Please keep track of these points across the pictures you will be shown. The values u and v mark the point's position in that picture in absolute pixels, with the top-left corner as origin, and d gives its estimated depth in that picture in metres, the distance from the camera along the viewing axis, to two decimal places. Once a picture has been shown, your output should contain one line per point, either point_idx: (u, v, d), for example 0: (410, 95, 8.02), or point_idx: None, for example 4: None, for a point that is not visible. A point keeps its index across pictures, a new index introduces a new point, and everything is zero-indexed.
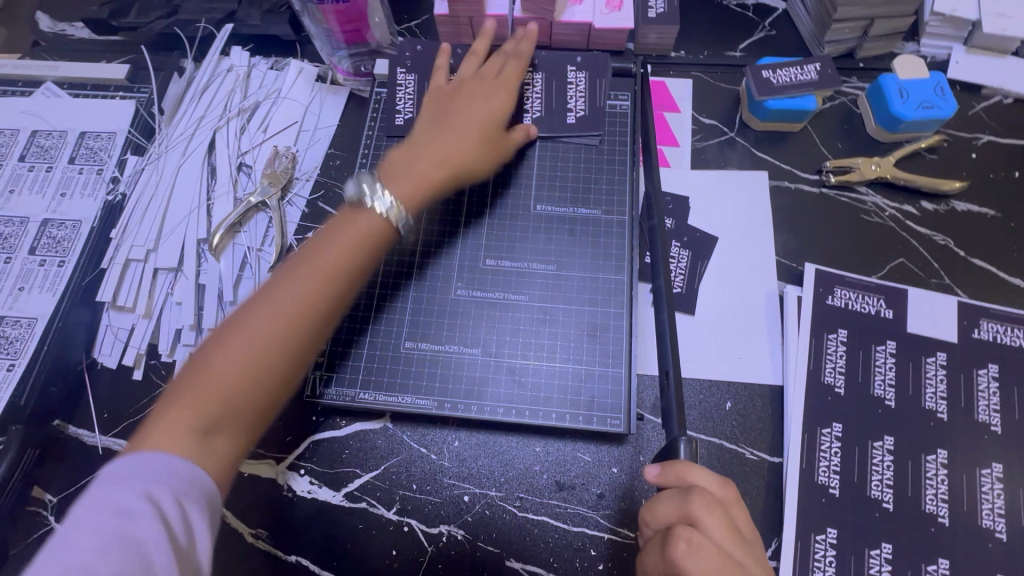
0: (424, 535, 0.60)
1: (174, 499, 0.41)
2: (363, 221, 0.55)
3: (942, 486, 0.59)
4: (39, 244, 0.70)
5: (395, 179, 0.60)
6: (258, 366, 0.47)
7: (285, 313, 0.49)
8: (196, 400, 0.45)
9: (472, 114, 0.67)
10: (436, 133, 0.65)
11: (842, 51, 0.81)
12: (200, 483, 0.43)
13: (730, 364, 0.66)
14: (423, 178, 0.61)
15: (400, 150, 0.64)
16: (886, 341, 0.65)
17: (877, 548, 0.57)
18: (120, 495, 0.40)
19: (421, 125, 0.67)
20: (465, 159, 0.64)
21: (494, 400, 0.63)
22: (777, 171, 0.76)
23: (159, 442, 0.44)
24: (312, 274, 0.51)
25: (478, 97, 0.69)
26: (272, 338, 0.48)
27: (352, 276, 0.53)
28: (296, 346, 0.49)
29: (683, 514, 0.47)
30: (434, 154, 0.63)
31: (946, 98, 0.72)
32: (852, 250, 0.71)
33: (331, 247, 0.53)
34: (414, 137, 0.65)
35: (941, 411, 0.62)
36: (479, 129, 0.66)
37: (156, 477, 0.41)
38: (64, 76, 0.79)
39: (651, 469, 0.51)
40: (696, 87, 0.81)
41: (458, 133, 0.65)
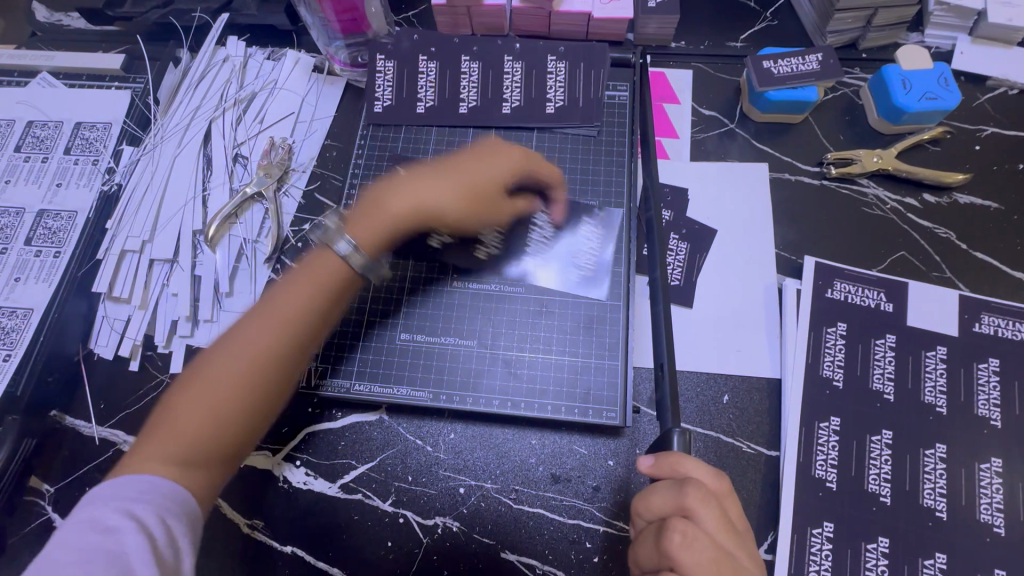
0: (420, 526, 0.60)
1: (155, 516, 0.44)
2: (325, 268, 0.55)
3: (940, 481, 0.59)
4: (34, 235, 0.70)
5: (366, 210, 0.59)
6: (217, 407, 0.49)
7: (247, 363, 0.50)
8: (165, 436, 0.48)
9: (466, 171, 0.61)
10: (426, 173, 0.61)
11: (845, 41, 0.80)
12: (179, 501, 0.46)
13: (728, 357, 0.66)
14: (384, 217, 0.58)
15: (396, 175, 0.62)
16: (885, 334, 0.65)
17: (874, 542, 0.57)
18: (105, 514, 0.43)
19: (415, 166, 0.63)
20: (438, 207, 0.60)
21: (489, 392, 0.63)
22: (777, 163, 0.75)
23: (136, 470, 0.47)
24: (274, 323, 0.52)
25: (488, 153, 0.62)
26: (232, 379, 0.49)
27: (311, 320, 0.53)
28: (256, 386, 0.50)
29: (678, 506, 0.47)
30: (410, 190, 0.59)
31: (949, 88, 0.71)
32: (852, 243, 0.71)
33: (291, 287, 0.53)
34: (416, 166, 0.62)
35: (940, 405, 0.62)
36: (467, 193, 0.61)
37: (138, 497, 0.45)
38: (60, 67, 0.79)
39: (646, 460, 0.50)
40: (696, 78, 0.80)
41: (441, 185, 0.60)
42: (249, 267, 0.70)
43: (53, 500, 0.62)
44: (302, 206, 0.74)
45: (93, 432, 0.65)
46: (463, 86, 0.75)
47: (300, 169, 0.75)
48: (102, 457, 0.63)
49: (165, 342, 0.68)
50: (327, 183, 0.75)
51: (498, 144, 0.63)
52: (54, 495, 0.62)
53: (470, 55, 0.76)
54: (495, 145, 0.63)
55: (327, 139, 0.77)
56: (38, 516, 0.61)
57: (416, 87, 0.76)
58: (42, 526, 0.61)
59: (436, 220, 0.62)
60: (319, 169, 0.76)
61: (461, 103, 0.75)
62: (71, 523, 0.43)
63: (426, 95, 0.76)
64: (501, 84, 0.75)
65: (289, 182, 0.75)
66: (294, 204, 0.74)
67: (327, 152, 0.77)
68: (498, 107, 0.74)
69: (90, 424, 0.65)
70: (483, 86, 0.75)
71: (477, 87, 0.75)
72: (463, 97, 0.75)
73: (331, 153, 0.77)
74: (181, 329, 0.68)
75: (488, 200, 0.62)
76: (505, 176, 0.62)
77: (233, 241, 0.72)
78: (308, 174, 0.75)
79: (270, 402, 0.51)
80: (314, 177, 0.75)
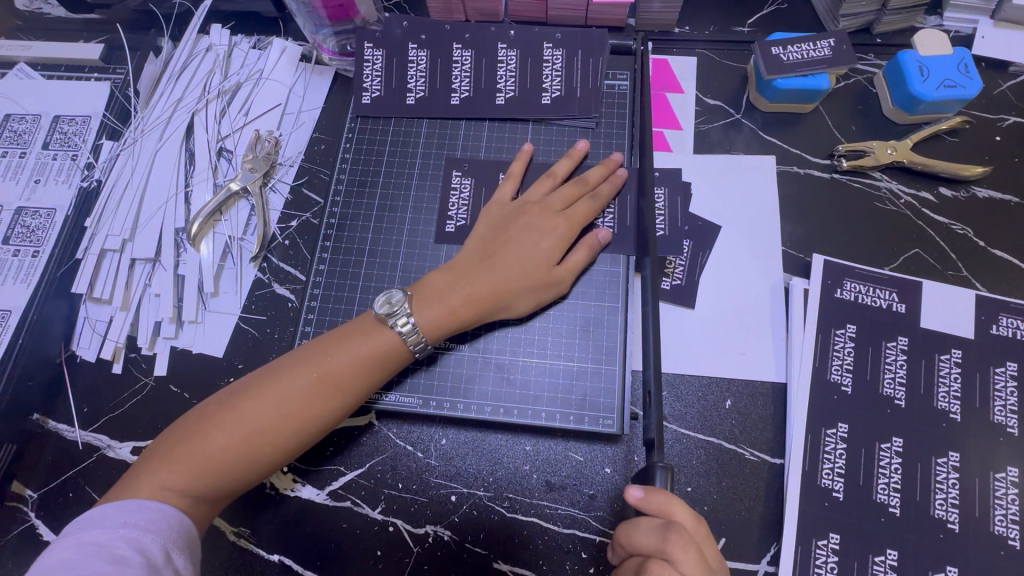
0: (410, 535, 0.58)
1: (162, 549, 0.45)
2: (379, 339, 0.55)
3: (953, 491, 0.56)
4: (12, 233, 0.68)
5: (423, 303, 0.57)
6: (242, 450, 0.50)
7: (282, 413, 0.51)
8: (184, 462, 0.49)
9: (516, 251, 0.60)
10: (476, 264, 0.60)
11: (859, 25, 0.76)
12: (184, 537, 0.47)
13: (731, 360, 0.63)
14: (452, 311, 0.57)
15: (439, 271, 0.60)
16: (897, 337, 0.62)
17: (882, 554, 0.55)
18: (113, 542, 0.44)
19: (468, 250, 0.62)
20: (506, 295, 0.59)
21: (482, 398, 0.61)
22: (785, 155, 0.71)
23: (149, 485, 0.48)
24: (315, 380, 0.53)
25: (533, 226, 0.61)
26: (265, 429, 0.51)
27: (352, 396, 0.54)
28: (284, 441, 0.52)
29: (658, 548, 0.45)
30: (469, 285, 0.58)
31: (970, 76, 0.67)
32: (864, 239, 0.67)
33: (342, 356, 0.54)
34: (454, 260, 0.61)
35: (954, 411, 0.59)
36: (526, 267, 0.60)
37: (147, 528, 0.46)
38: (37, 57, 0.77)
39: (633, 493, 0.47)
40: (700, 65, 0.77)
41: (503, 269, 0.59)
42: (234, 266, 0.68)
43: (34, 505, 0.60)
44: (289, 202, 0.71)
45: (75, 436, 0.63)
46: (455, 76, 0.72)
47: (286, 164, 0.72)
48: (84, 462, 0.62)
49: (148, 344, 0.65)
50: (315, 178, 0.72)
51: (532, 211, 0.63)
52: (36, 501, 0.60)
53: (463, 43, 0.72)
54: (534, 213, 0.62)
55: (315, 132, 0.74)
56: (19, 522, 0.60)
57: (405, 77, 0.72)
58: (22, 532, 0.59)
59: (514, 309, 0.60)
60: (306, 163, 0.73)
61: (453, 94, 0.72)
62: (73, 546, 0.43)
63: (416, 85, 0.72)
64: (494, 73, 0.71)
65: (275, 177, 0.72)
66: (281, 200, 0.71)
67: (314, 145, 0.74)
68: (492, 97, 0.71)
69: (72, 428, 0.63)
70: (476, 76, 0.72)
71: (469, 77, 0.72)
72: (456, 88, 0.72)
73: (319, 147, 0.73)
74: (164, 331, 0.66)
75: (551, 269, 0.61)
76: (557, 244, 0.61)
77: (218, 238, 0.69)
78: (295, 169, 0.72)
79: (291, 455, 0.53)
80: (302, 172, 0.72)
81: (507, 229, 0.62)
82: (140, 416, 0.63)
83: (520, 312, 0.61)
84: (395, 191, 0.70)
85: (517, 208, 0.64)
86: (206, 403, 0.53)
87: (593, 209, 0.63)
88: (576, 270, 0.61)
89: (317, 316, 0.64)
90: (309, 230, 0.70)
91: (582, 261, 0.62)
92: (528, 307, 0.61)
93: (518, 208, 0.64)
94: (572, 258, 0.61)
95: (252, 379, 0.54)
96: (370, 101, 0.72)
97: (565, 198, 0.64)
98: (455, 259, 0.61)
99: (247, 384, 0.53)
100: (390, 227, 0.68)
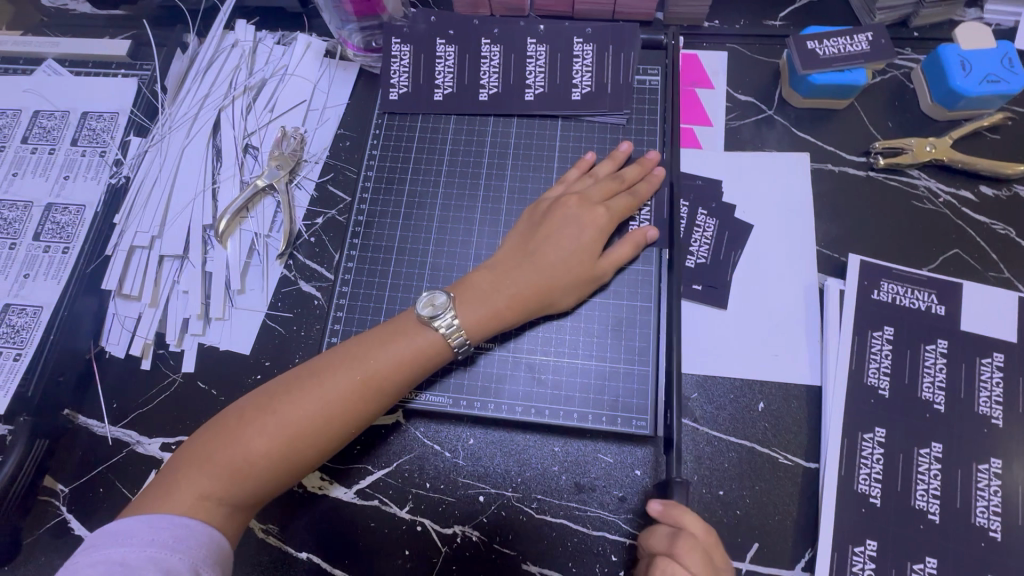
0: (438, 535, 0.58)
1: (191, 568, 0.45)
2: (417, 342, 0.55)
3: (994, 498, 0.55)
4: (42, 230, 0.68)
5: (467, 303, 0.57)
6: (282, 454, 0.50)
7: (321, 418, 0.51)
8: (224, 468, 0.49)
9: (557, 244, 0.59)
10: (519, 263, 0.59)
11: (896, 19, 0.74)
12: (214, 552, 0.47)
13: (764, 362, 0.62)
14: (495, 313, 0.57)
15: (480, 271, 0.60)
16: (937, 340, 0.60)
17: (921, 562, 0.53)
18: (139, 563, 0.43)
19: (507, 249, 0.61)
20: (548, 293, 0.58)
21: (512, 398, 0.60)
22: (820, 153, 0.70)
23: (193, 490, 0.49)
24: (353, 385, 0.52)
25: (572, 218, 0.60)
26: (306, 433, 0.51)
27: (392, 395, 0.54)
28: (323, 444, 0.52)
29: (666, 548, 0.47)
30: (511, 286, 0.58)
31: (1015, 71, 0.65)
32: (901, 239, 0.66)
33: (382, 358, 0.54)
34: (494, 259, 0.61)
35: (995, 416, 0.57)
36: (570, 262, 0.59)
37: (174, 547, 0.45)
38: (65, 53, 0.77)
39: (653, 505, 0.50)
40: (731, 60, 0.75)
41: (547, 265, 0.59)
42: (261, 262, 0.68)
43: (67, 500, 0.61)
44: (315, 199, 0.71)
45: (105, 432, 0.63)
46: (483, 72, 0.71)
47: (312, 161, 0.72)
48: (114, 457, 0.62)
49: (176, 341, 0.66)
50: (341, 175, 0.72)
51: (573, 204, 0.61)
52: (68, 496, 0.61)
53: (491, 38, 0.71)
54: (573, 205, 0.61)
55: (340, 129, 0.74)
56: (51, 517, 0.60)
57: (433, 72, 0.72)
58: (54, 528, 0.60)
59: (559, 305, 0.60)
60: (332, 160, 0.72)
61: (481, 90, 0.71)
62: (100, 563, 0.43)
63: (444, 81, 0.72)
64: (523, 69, 0.70)
65: (301, 173, 0.72)
66: (306, 196, 0.71)
67: (340, 142, 0.73)
68: (521, 93, 0.70)
69: (102, 424, 0.63)
70: (504, 71, 0.71)
71: (498, 72, 0.71)
72: (484, 84, 0.71)
73: (345, 143, 0.73)
74: (192, 327, 0.66)
75: (595, 262, 0.60)
76: (599, 236, 0.60)
77: (245, 235, 0.69)
78: (321, 166, 0.72)
79: (329, 456, 0.53)
80: (327, 168, 0.72)
81: (546, 223, 0.61)
82: (169, 414, 0.63)
83: (565, 307, 0.60)
84: (422, 188, 0.69)
85: (552, 202, 0.62)
86: (244, 405, 0.52)
87: (635, 204, 0.62)
88: (618, 265, 0.61)
89: (346, 314, 0.64)
90: (335, 227, 0.70)
91: (627, 258, 0.61)
92: (572, 301, 0.60)
93: (555, 202, 0.62)
94: (615, 251, 0.60)
95: (288, 381, 0.53)
96: (398, 97, 0.72)
97: (604, 191, 0.62)
98: (493, 258, 0.61)
99: (285, 386, 0.53)
100: (418, 224, 0.67)
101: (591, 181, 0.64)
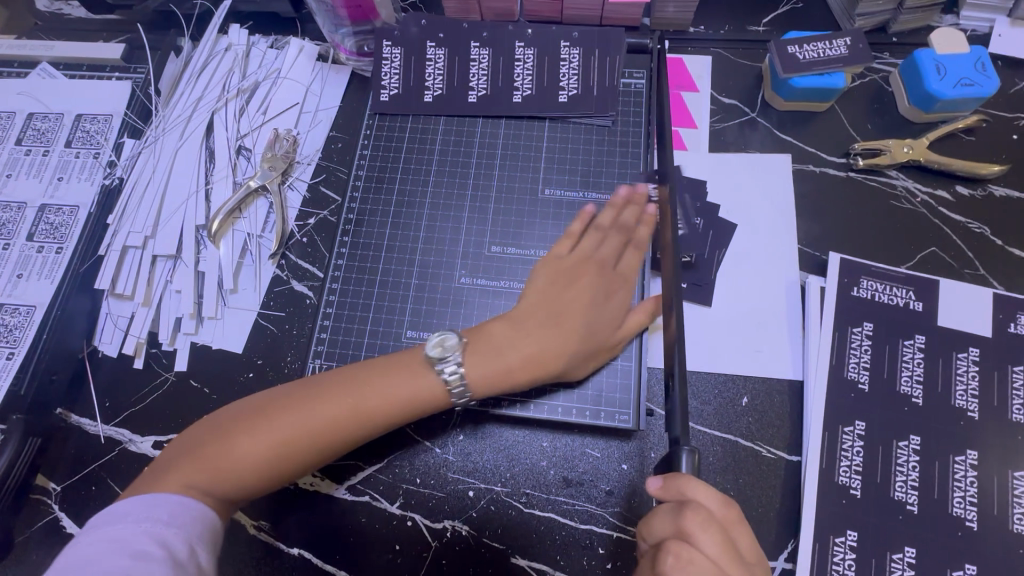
0: (428, 530, 0.59)
1: (186, 543, 0.46)
2: (422, 379, 0.55)
3: (971, 488, 0.56)
4: (36, 230, 0.69)
5: (476, 356, 0.56)
6: (273, 461, 0.51)
7: (318, 434, 0.52)
8: (214, 466, 0.50)
9: (575, 310, 0.59)
10: (539, 320, 0.58)
11: (874, 24, 0.76)
12: (208, 530, 0.48)
13: (747, 357, 0.63)
14: (504, 370, 0.57)
15: (497, 321, 0.59)
16: (914, 335, 0.62)
17: (900, 552, 0.55)
18: (136, 537, 0.45)
19: (525, 299, 0.60)
20: (561, 361, 0.58)
21: (498, 392, 0.62)
22: (801, 154, 0.72)
23: (180, 478, 0.50)
24: (353, 409, 0.53)
25: (591, 285, 0.60)
26: (300, 447, 0.52)
27: (382, 422, 0.54)
28: (315, 457, 0.53)
29: (674, 528, 0.46)
30: (527, 345, 0.57)
31: (987, 74, 0.67)
32: (879, 237, 0.67)
33: (385, 389, 0.54)
34: (514, 310, 0.60)
35: (971, 409, 0.59)
36: (590, 329, 0.59)
37: (170, 522, 0.46)
38: (59, 56, 0.78)
39: (652, 481, 0.48)
40: (715, 64, 0.77)
41: (563, 330, 0.58)
42: (253, 263, 0.69)
43: (59, 498, 0.61)
44: (307, 200, 0.72)
45: (97, 430, 0.63)
46: (472, 75, 0.73)
47: (304, 162, 0.73)
48: (107, 455, 0.63)
49: (169, 340, 0.66)
50: (333, 176, 0.73)
51: (590, 270, 0.61)
52: (60, 494, 0.61)
53: (481, 41, 0.73)
54: (592, 271, 0.61)
55: (332, 131, 0.75)
56: (43, 515, 0.60)
57: (423, 75, 0.73)
58: (46, 526, 0.60)
59: (572, 374, 0.59)
60: (324, 161, 0.73)
61: (470, 92, 0.72)
62: (99, 542, 0.44)
63: (434, 83, 0.73)
64: (512, 72, 0.72)
65: (293, 175, 0.73)
66: (298, 197, 0.72)
67: (332, 143, 0.74)
68: (509, 96, 0.72)
69: (94, 422, 0.64)
70: (493, 74, 0.72)
71: (487, 75, 0.72)
72: (473, 86, 0.72)
73: (336, 145, 0.74)
74: (184, 327, 0.66)
75: (612, 331, 0.60)
76: (616, 302, 0.60)
77: (237, 236, 0.70)
78: (313, 167, 0.73)
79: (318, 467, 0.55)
80: (319, 170, 0.73)
81: (567, 284, 0.60)
82: (161, 412, 0.64)
83: (579, 376, 0.60)
84: (412, 188, 0.70)
85: (572, 262, 0.62)
86: (244, 409, 0.53)
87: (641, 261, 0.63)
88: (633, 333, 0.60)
89: (335, 311, 0.65)
90: (326, 227, 0.71)
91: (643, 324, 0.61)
92: (586, 371, 0.60)
93: (573, 263, 0.62)
94: (631, 320, 0.60)
95: (293, 392, 0.54)
96: (388, 98, 0.73)
97: (615, 255, 0.63)
98: (511, 309, 0.60)
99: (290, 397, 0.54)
100: (407, 224, 0.68)
101: (605, 241, 0.63)
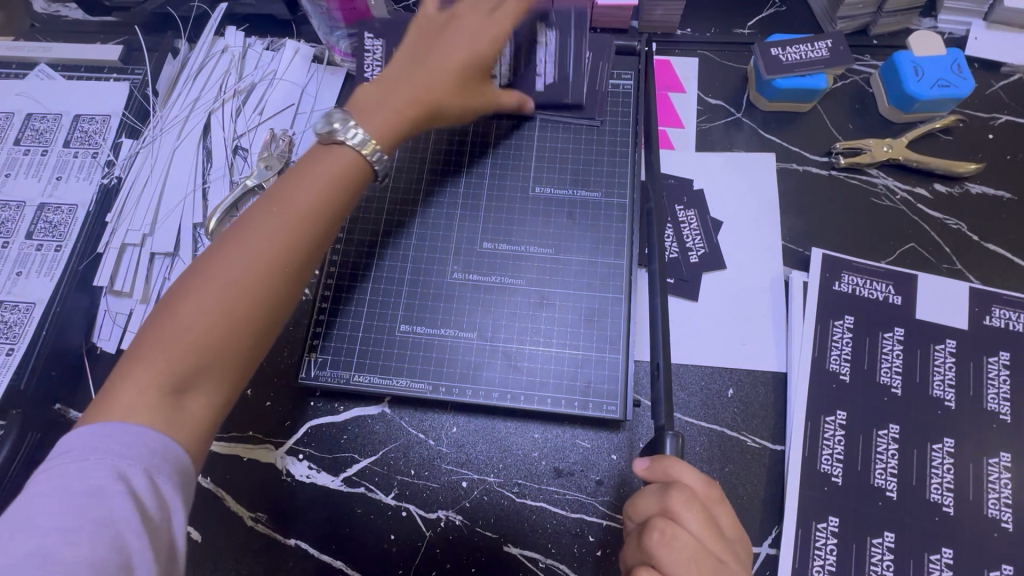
0: (423, 520, 0.60)
1: (144, 473, 0.39)
2: (338, 158, 0.53)
3: (948, 475, 0.58)
4: (35, 229, 0.70)
5: (369, 117, 0.56)
6: (220, 350, 0.45)
7: (256, 256, 0.47)
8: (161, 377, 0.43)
9: (450, 53, 0.60)
10: (413, 69, 0.59)
11: (855, 27, 0.78)
12: (172, 457, 0.41)
13: (733, 350, 0.65)
14: (398, 114, 0.57)
15: (374, 86, 0.59)
16: (894, 328, 0.64)
17: (880, 537, 0.57)
18: (82, 473, 0.38)
19: (396, 64, 0.61)
20: (445, 96, 0.60)
21: (489, 383, 0.63)
22: (786, 153, 0.74)
23: (134, 394, 0.42)
24: (279, 215, 0.49)
25: (465, 28, 0.61)
26: (241, 285, 0.46)
27: (324, 212, 0.51)
28: (264, 285, 0.47)
29: (660, 507, 0.47)
30: (408, 90, 0.58)
31: (963, 75, 0.69)
32: (861, 234, 0.70)
33: (306, 184, 0.51)
34: (388, 74, 0.60)
35: (948, 398, 0.61)
36: (469, 66, 0.61)
37: (122, 452, 0.39)
38: (57, 58, 0.79)
39: (639, 463, 0.50)
40: (702, 66, 0.79)
41: (436, 68, 0.60)
42: None
43: None
44: None
45: None
46: None
47: None
48: None
49: None
50: None
51: (464, 16, 0.62)
52: None
53: None
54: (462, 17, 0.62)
55: None
56: None
57: None
58: None
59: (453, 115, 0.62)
60: None
61: None
62: (44, 480, 0.38)
63: None
64: None
65: None
66: None
67: None
68: None
69: None
70: None
71: None
72: None
73: None
74: None
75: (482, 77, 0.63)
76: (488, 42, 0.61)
77: None
78: None
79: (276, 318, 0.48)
80: None
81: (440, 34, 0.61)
82: None
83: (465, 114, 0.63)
84: (406, 186, 0.71)
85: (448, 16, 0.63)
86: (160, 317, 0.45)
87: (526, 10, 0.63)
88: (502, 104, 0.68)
89: (330, 306, 0.66)
90: None
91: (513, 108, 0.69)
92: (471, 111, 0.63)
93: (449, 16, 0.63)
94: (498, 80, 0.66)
95: (199, 268, 0.46)
96: None
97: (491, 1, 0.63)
98: (389, 70, 0.60)
99: (200, 274, 0.46)
100: (401, 221, 0.70)
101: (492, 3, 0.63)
